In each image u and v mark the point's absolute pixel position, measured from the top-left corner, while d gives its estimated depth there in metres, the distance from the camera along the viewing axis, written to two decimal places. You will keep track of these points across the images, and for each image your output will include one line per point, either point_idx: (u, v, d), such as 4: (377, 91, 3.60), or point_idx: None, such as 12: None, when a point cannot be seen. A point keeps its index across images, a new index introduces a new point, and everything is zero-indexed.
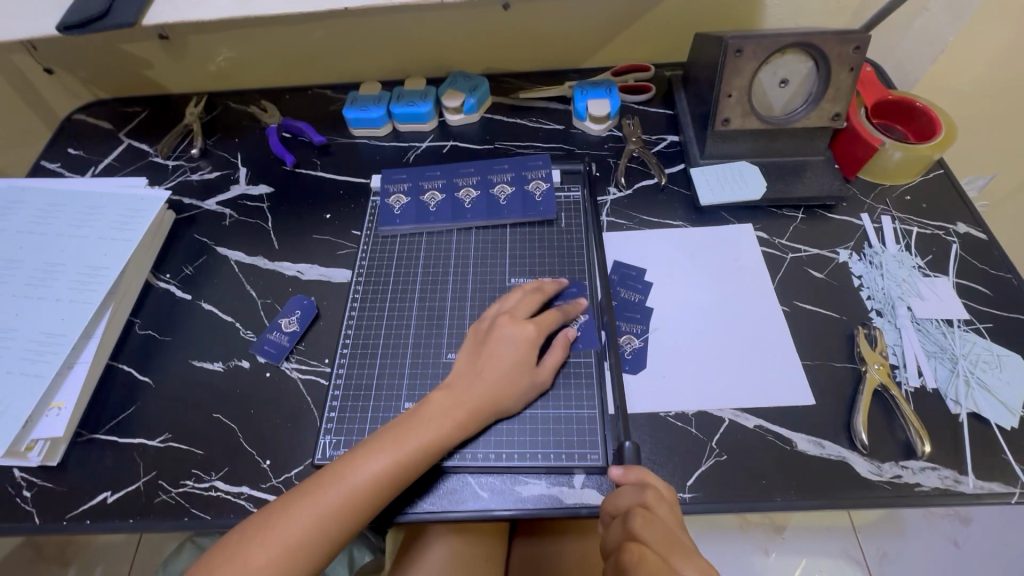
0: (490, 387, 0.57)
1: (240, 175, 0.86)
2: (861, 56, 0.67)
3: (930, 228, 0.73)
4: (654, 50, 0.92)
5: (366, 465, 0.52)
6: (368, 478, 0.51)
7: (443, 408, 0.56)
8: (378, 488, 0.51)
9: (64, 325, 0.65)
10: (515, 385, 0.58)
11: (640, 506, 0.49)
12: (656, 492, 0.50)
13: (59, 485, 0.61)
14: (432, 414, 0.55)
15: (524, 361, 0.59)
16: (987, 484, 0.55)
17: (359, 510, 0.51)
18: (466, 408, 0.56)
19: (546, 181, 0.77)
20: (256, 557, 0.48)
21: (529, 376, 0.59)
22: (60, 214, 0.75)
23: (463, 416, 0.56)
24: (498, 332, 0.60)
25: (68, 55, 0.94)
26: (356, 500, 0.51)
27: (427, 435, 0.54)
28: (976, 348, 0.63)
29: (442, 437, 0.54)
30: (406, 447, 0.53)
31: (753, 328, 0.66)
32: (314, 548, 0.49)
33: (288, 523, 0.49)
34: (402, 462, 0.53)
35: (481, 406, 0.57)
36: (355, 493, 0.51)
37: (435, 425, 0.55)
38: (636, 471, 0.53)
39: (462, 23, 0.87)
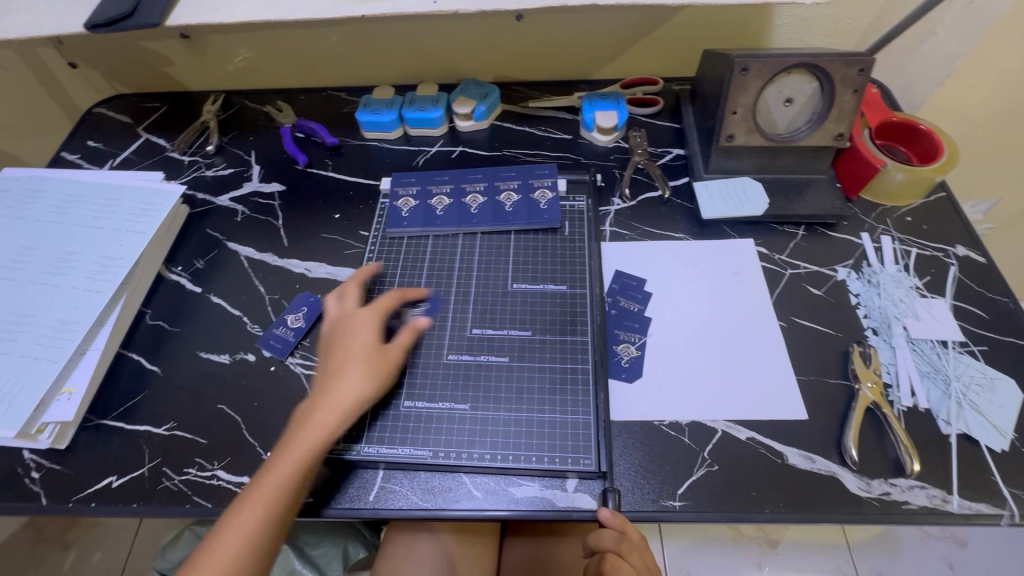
0: (348, 375, 0.58)
1: (254, 173, 0.88)
2: (865, 78, 0.68)
3: (929, 250, 0.74)
4: (663, 64, 0.94)
5: (266, 474, 0.52)
6: (271, 483, 0.51)
7: (307, 409, 0.56)
8: (283, 491, 0.51)
9: (78, 312, 0.67)
10: (368, 369, 0.58)
11: (613, 552, 0.54)
12: (631, 542, 0.54)
13: (66, 468, 0.62)
14: (308, 416, 0.55)
15: (373, 343, 0.60)
16: (974, 505, 0.56)
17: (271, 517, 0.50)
18: (331, 405, 0.56)
19: (552, 190, 0.79)
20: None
21: (380, 354, 0.60)
22: (78, 205, 0.77)
23: (343, 410, 0.56)
24: (337, 328, 0.62)
25: (92, 50, 0.96)
26: (265, 508, 0.50)
27: (314, 432, 0.54)
28: (970, 370, 0.64)
29: (329, 431, 0.54)
30: (294, 451, 0.53)
31: (749, 343, 0.67)
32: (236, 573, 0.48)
33: (205, 561, 0.48)
34: (300, 465, 0.53)
35: (342, 400, 0.56)
36: (263, 502, 0.50)
37: (323, 423, 0.55)
38: (620, 517, 0.54)
39: (476, 33, 0.89)
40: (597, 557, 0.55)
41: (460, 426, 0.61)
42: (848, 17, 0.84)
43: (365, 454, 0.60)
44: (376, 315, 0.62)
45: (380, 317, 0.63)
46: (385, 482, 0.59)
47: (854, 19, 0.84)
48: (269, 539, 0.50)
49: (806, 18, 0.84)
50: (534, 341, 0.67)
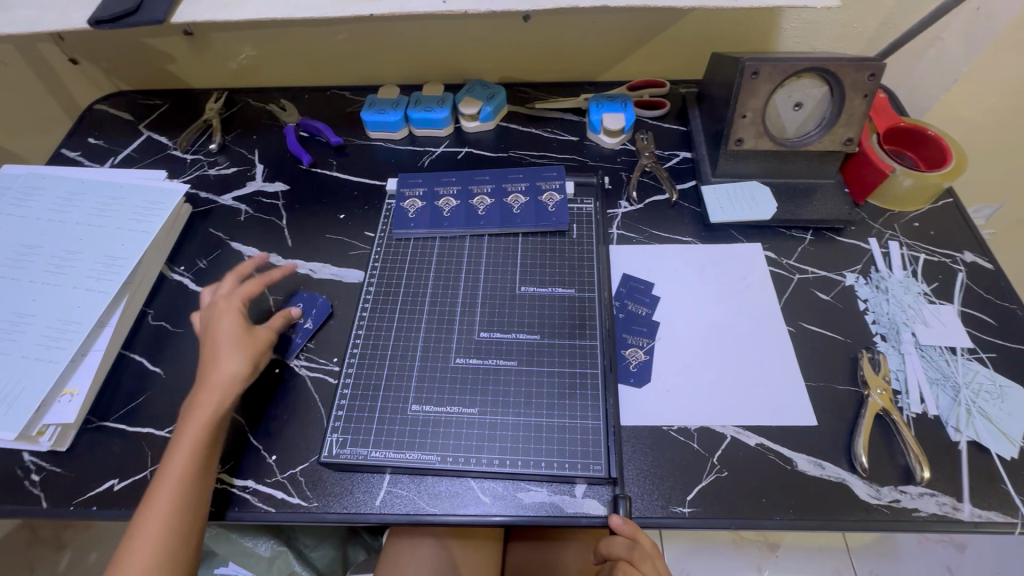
0: (227, 357, 0.61)
1: (257, 172, 0.87)
2: (875, 83, 0.68)
3: (936, 256, 0.74)
4: (670, 66, 0.93)
5: (174, 468, 0.55)
6: (178, 474, 0.54)
7: (205, 398, 0.58)
8: (189, 479, 0.54)
9: (79, 312, 0.66)
10: (239, 346, 0.61)
11: (625, 560, 0.53)
12: (644, 549, 0.53)
13: (67, 471, 0.61)
14: (197, 407, 0.58)
15: (235, 321, 0.63)
16: (985, 513, 0.55)
17: (186, 507, 0.53)
18: (203, 389, 0.59)
19: (560, 192, 0.78)
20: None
21: (239, 331, 0.63)
22: (80, 203, 0.76)
23: (202, 395, 0.59)
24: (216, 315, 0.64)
25: (93, 46, 0.95)
26: (174, 502, 0.53)
27: (202, 421, 0.57)
28: (979, 376, 0.63)
29: (210, 417, 0.58)
30: (190, 442, 0.56)
31: (757, 347, 0.67)
32: (163, 563, 0.51)
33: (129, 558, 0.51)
34: (197, 455, 0.55)
35: (223, 380, 0.59)
36: (173, 496, 0.53)
37: (203, 412, 0.58)
38: (630, 525, 0.54)
39: (483, 33, 0.88)
40: (609, 564, 0.55)
41: (468, 431, 0.60)
42: (856, 22, 0.83)
43: (372, 458, 0.59)
44: (243, 297, 0.66)
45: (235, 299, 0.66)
46: (391, 487, 0.59)
47: (862, 24, 0.84)
48: (189, 525, 0.53)
49: (814, 22, 0.84)
50: (542, 345, 0.66)
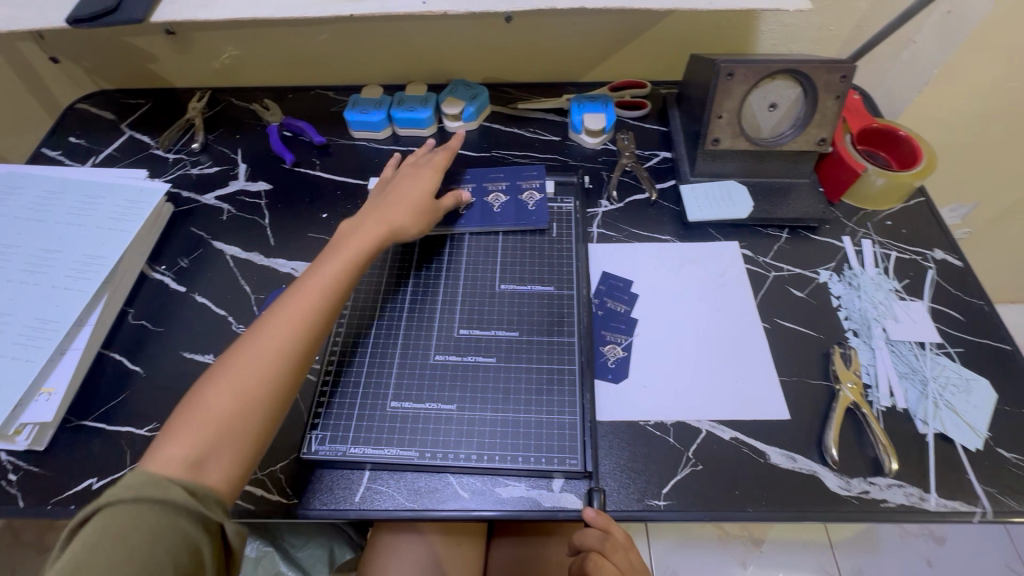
0: (405, 219, 0.67)
1: (240, 171, 0.88)
2: (847, 85, 0.69)
3: (907, 253, 0.75)
4: (651, 67, 0.95)
5: (301, 294, 0.58)
6: (305, 303, 0.57)
7: (345, 244, 0.63)
8: (317, 310, 0.57)
9: (57, 311, 0.66)
10: (414, 207, 0.69)
11: (597, 551, 0.54)
12: (615, 540, 0.54)
13: (44, 470, 0.61)
14: (341, 250, 0.62)
15: (425, 194, 0.71)
16: (950, 503, 0.57)
17: (308, 328, 0.56)
18: (370, 234, 0.64)
19: (540, 191, 0.79)
20: (209, 399, 0.50)
21: (425, 204, 0.70)
22: (59, 202, 0.76)
23: (370, 240, 0.64)
24: (396, 186, 0.71)
25: (74, 45, 0.95)
26: (298, 323, 0.56)
27: (343, 257, 0.61)
28: (946, 370, 0.65)
29: (355, 256, 0.62)
30: (322, 278, 0.59)
31: (733, 343, 0.68)
32: (283, 372, 0.53)
33: (245, 362, 0.53)
34: (330, 285, 0.59)
35: (388, 227, 0.66)
36: (297, 317, 0.56)
37: (346, 251, 0.62)
38: (603, 517, 0.55)
39: (465, 34, 0.89)
40: (580, 556, 0.55)
41: (448, 427, 0.61)
42: (831, 24, 0.85)
43: (351, 455, 0.59)
44: (431, 176, 0.73)
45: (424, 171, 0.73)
46: (371, 483, 0.59)
47: (837, 26, 0.85)
48: (306, 353, 0.55)
49: (790, 25, 0.86)
50: (521, 342, 0.67)
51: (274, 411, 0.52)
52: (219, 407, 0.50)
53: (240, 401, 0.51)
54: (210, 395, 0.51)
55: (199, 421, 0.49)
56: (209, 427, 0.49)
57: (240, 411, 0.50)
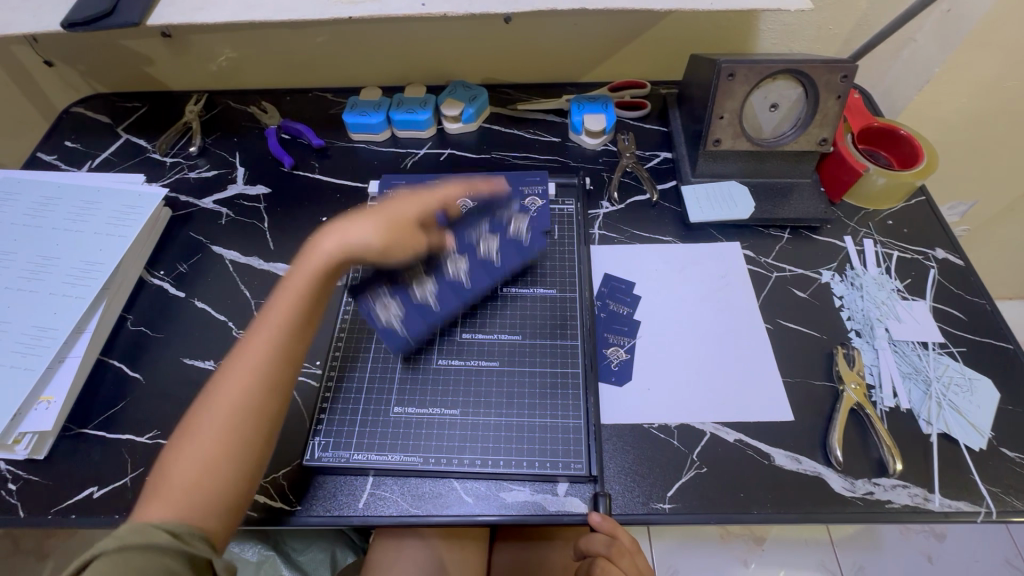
0: (392, 248, 0.59)
1: (238, 175, 0.87)
2: (848, 84, 0.69)
3: (909, 253, 0.75)
4: (651, 67, 0.94)
5: (258, 336, 0.53)
6: (261, 346, 0.52)
7: (302, 267, 0.56)
8: (276, 349, 0.52)
9: (56, 319, 0.66)
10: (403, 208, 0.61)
11: (604, 556, 0.54)
12: (622, 544, 0.55)
13: (45, 479, 0.61)
14: (298, 273, 0.56)
15: (416, 217, 0.61)
16: (954, 503, 0.57)
17: (268, 371, 0.51)
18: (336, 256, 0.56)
19: (542, 196, 0.79)
20: (178, 467, 0.47)
21: (414, 233, 0.61)
22: (56, 208, 0.75)
23: (335, 262, 0.56)
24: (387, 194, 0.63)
25: (68, 49, 0.94)
26: (257, 370, 0.51)
27: (301, 285, 0.55)
28: (949, 370, 0.65)
29: (314, 280, 0.55)
30: (278, 313, 0.54)
31: (736, 344, 0.68)
32: (251, 426, 0.50)
33: (214, 416, 0.49)
34: (286, 318, 0.54)
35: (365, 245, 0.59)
36: (256, 362, 0.51)
37: (302, 277, 0.55)
38: (610, 521, 0.55)
39: (464, 35, 0.88)
40: (587, 560, 0.55)
41: (450, 432, 0.61)
42: (831, 23, 0.85)
43: (355, 461, 0.59)
44: (432, 208, 0.63)
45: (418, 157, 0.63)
46: (375, 489, 0.59)
47: (837, 25, 0.85)
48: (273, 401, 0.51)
49: (790, 24, 0.85)
50: (522, 343, 0.67)
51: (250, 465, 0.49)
52: (190, 466, 0.47)
53: (210, 463, 0.47)
54: (179, 460, 0.47)
55: (172, 486, 0.46)
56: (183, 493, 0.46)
57: (214, 467, 0.47)
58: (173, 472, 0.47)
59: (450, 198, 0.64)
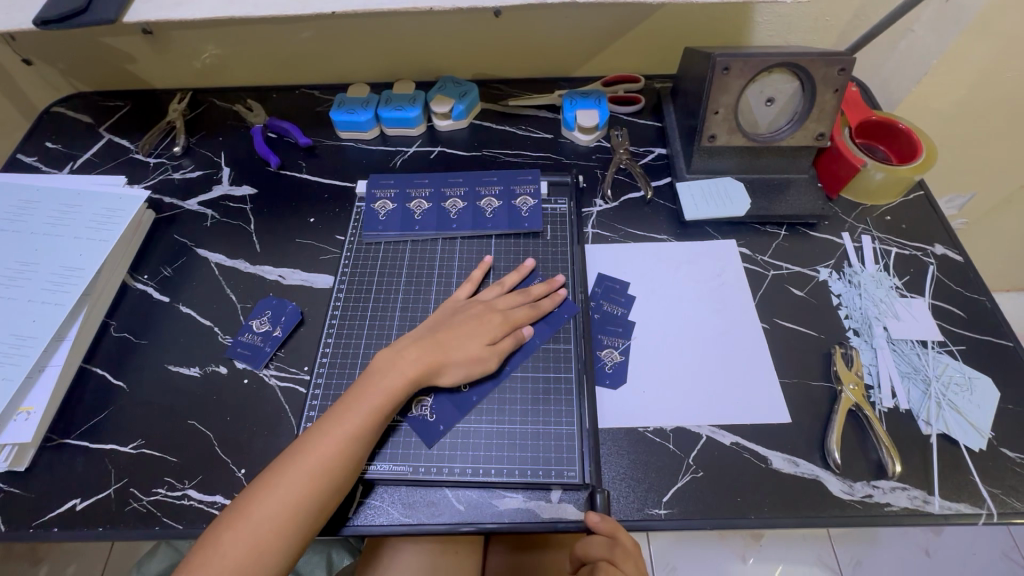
0: (453, 369, 0.60)
1: (223, 175, 0.85)
2: (846, 78, 0.67)
3: (908, 249, 0.74)
4: (645, 60, 0.92)
5: (329, 437, 0.54)
6: (330, 446, 0.53)
7: (385, 370, 0.58)
8: (344, 455, 0.53)
9: (35, 326, 0.64)
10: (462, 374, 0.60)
11: (607, 560, 0.52)
12: (624, 549, 0.52)
13: (26, 491, 0.59)
14: (381, 376, 0.58)
15: (479, 345, 0.61)
16: (955, 505, 0.56)
17: (330, 477, 0.52)
18: (415, 366, 0.59)
19: (534, 196, 0.77)
20: (226, 542, 0.49)
21: (480, 356, 0.61)
22: (35, 212, 0.74)
23: (413, 373, 0.58)
24: (465, 311, 0.64)
25: (47, 47, 0.91)
26: (320, 471, 0.52)
27: (383, 393, 0.57)
28: (949, 369, 0.64)
29: (391, 396, 0.57)
30: (357, 416, 0.55)
31: (734, 345, 0.67)
32: (297, 523, 0.51)
33: (267, 500, 0.51)
34: (362, 422, 0.55)
35: (433, 370, 0.59)
36: (319, 461, 0.52)
37: (384, 382, 0.57)
38: (609, 521, 0.54)
39: (453, 29, 0.86)
40: (588, 566, 0.53)
41: (438, 441, 0.59)
42: (828, 14, 0.83)
43: None
44: (495, 326, 0.63)
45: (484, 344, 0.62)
46: (365, 498, 0.57)
47: (833, 17, 0.83)
48: (324, 505, 0.52)
49: (786, 15, 0.84)
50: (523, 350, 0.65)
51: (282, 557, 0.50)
52: (236, 546, 0.49)
53: (253, 552, 0.49)
54: (228, 536, 0.49)
55: (213, 565, 0.48)
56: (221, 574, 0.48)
57: (255, 556, 0.49)
58: (220, 538, 0.49)
59: (513, 316, 0.65)
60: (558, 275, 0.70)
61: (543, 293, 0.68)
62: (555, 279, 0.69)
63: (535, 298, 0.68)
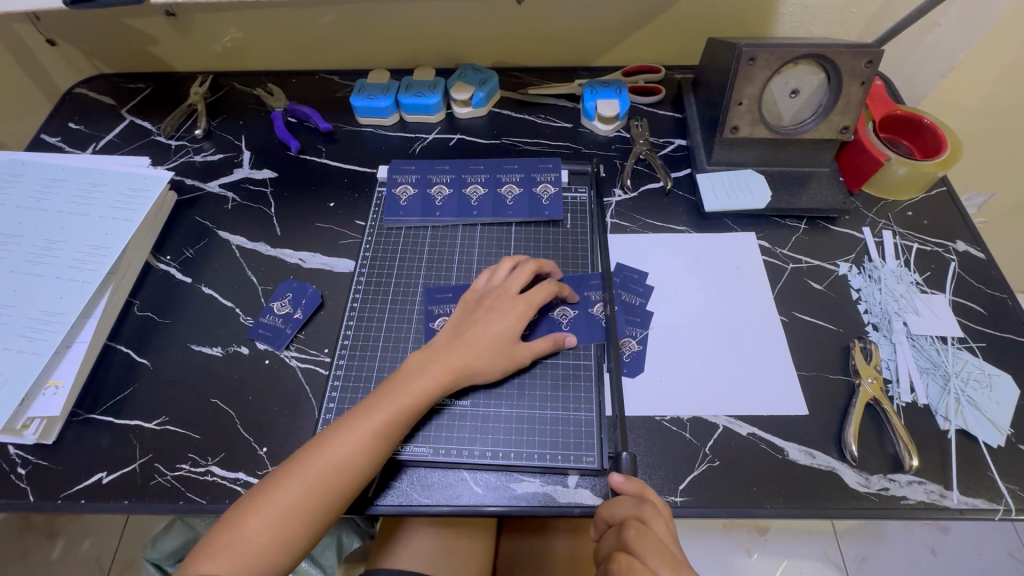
0: (485, 371, 0.60)
1: (244, 158, 0.86)
2: (873, 70, 0.67)
3: (929, 245, 0.74)
4: (666, 50, 0.92)
5: (355, 432, 0.54)
6: (356, 440, 0.53)
7: (414, 374, 0.58)
8: (369, 450, 0.54)
9: (63, 303, 0.65)
10: (496, 371, 0.60)
11: (636, 518, 0.50)
12: (654, 508, 0.51)
13: (53, 464, 0.61)
14: (411, 380, 0.57)
15: (509, 343, 0.61)
16: (971, 500, 0.56)
17: (356, 468, 0.53)
18: (446, 369, 0.58)
19: (554, 185, 0.77)
20: (250, 526, 0.50)
21: (511, 355, 0.60)
22: (61, 190, 0.74)
23: (444, 379, 0.58)
24: (488, 305, 0.62)
25: (71, 28, 0.92)
26: (346, 463, 0.53)
27: (410, 395, 0.56)
28: (968, 365, 0.64)
29: (417, 397, 0.57)
30: (383, 413, 0.55)
31: (750, 337, 0.67)
32: (318, 511, 0.51)
33: (288, 488, 0.51)
34: (389, 419, 0.55)
35: (464, 373, 0.59)
36: (345, 454, 0.53)
37: (413, 385, 0.57)
38: (635, 483, 0.54)
39: (474, 16, 0.86)
40: (614, 528, 0.51)
41: (463, 424, 0.60)
42: (855, 6, 0.82)
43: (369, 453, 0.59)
44: (520, 315, 0.62)
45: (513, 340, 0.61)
46: (384, 479, 0.58)
47: (859, 8, 0.82)
48: (347, 496, 0.53)
49: (811, 7, 0.83)
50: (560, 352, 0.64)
51: (301, 541, 0.51)
52: (258, 531, 0.50)
53: (277, 536, 0.50)
54: (251, 521, 0.50)
55: (237, 546, 0.49)
56: (246, 556, 0.49)
57: (278, 541, 0.50)
58: (242, 522, 0.50)
59: (537, 303, 0.63)
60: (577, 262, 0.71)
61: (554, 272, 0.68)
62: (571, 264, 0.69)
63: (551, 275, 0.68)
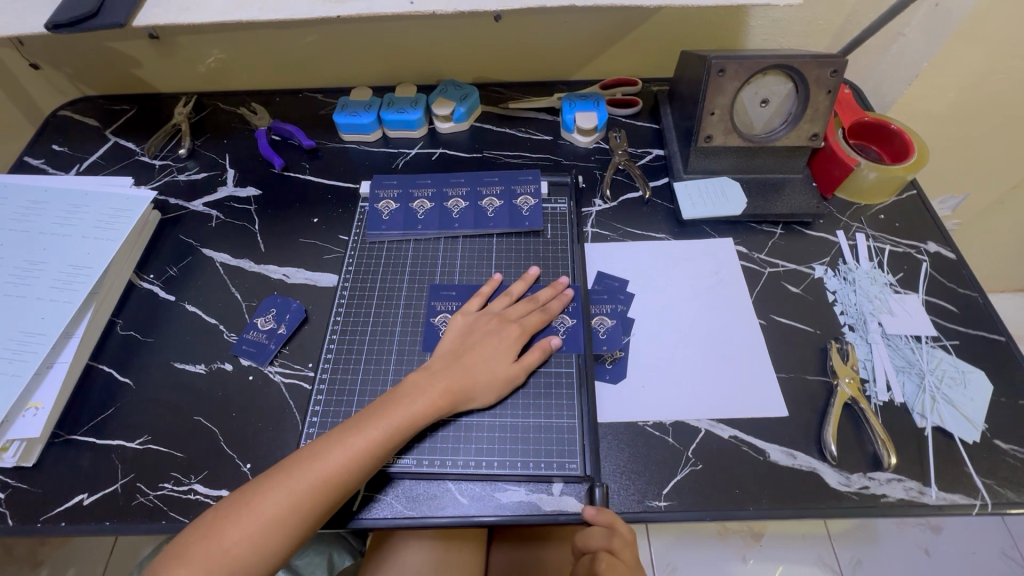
0: (480, 391, 0.60)
1: (228, 176, 0.86)
2: (838, 79, 0.69)
3: (901, 247, 0.75)
4: (643, 63, 0.94)
5: (345, 447, 0.54)
6: (345, 459, 0.53)
7: (410, 394, 0.58)
8: (357, 465, 0.53)
9: (44, 324, 0.65)
10: (491, 393, 0.60)
11: (606, 550, 0.52)
12: (623, 537, 0.52)
13: (33, 487, 0.60)
14: (406, 401, 0.57)
15: (504, 364, 0.62)
16: (949, 496, 0.57)
17: (342, 487, 0.53)
18: (442, 390, 0.59)
19: (535, 196, 0.79)
20: (231, 539, 0.50)
21: (507, 375, 0.61)
22: (43, 212, 0.75)
23: (440, 400, 0.58)
24: (484, 328, 0.64)
25: (54, 52, 0.93)
26: (333, 478, 0.52)
27: (404, 414, 0.57)
28: (942, 363, 0.65)
29: (410, 417, 0.57)
30: (374, 430, 0.55)
31: (731, 341, 0.68)
32: (300, 524, 0.51)
33: (271, 499, 0.51)
34: (381, 439, 0.55)
35: (460, 394, 0.59)
36: (332, 471, 0.52)
37: (408, 405, 0.57)
38: (606, 513, 0.53)
39: (454, 34, 0.88)
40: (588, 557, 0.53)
41: (447, 434, 0.60)
42: (822, 18, 0.85)
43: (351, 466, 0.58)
44: (516, 341, 0.63)
45: (509, 362, 0.62)
46: (369, 492, 0.58)
47: (826, 20, 0.85)
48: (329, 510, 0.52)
49: (779, 20, 0.85)
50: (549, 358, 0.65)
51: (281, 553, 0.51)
52: (239, 542, 0.49)
53: (257, 551, 0.50)
54: (232, 532, 0.50)
55: (219, 558, 0.49)
56: (225, 567, 0.49)
57: (258, 552, 0.50)
58: (223, 533, 0.50)
59: (529, 325, 0.65)
60: (559, 273, 0.72)
61: (549, 296, 0.68)
62: (561, 281, 0.69)
63: (543, 302, 0.68)
